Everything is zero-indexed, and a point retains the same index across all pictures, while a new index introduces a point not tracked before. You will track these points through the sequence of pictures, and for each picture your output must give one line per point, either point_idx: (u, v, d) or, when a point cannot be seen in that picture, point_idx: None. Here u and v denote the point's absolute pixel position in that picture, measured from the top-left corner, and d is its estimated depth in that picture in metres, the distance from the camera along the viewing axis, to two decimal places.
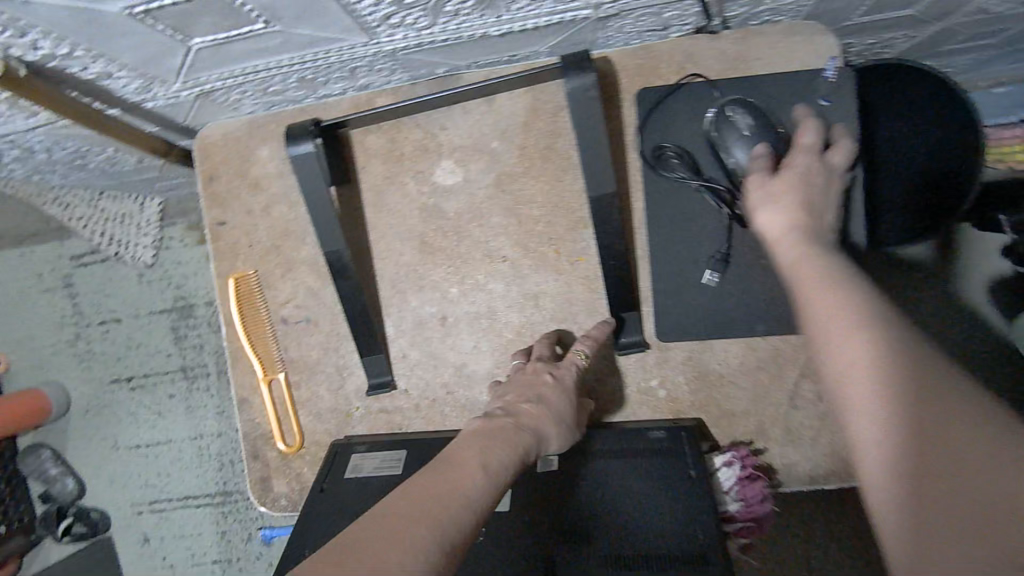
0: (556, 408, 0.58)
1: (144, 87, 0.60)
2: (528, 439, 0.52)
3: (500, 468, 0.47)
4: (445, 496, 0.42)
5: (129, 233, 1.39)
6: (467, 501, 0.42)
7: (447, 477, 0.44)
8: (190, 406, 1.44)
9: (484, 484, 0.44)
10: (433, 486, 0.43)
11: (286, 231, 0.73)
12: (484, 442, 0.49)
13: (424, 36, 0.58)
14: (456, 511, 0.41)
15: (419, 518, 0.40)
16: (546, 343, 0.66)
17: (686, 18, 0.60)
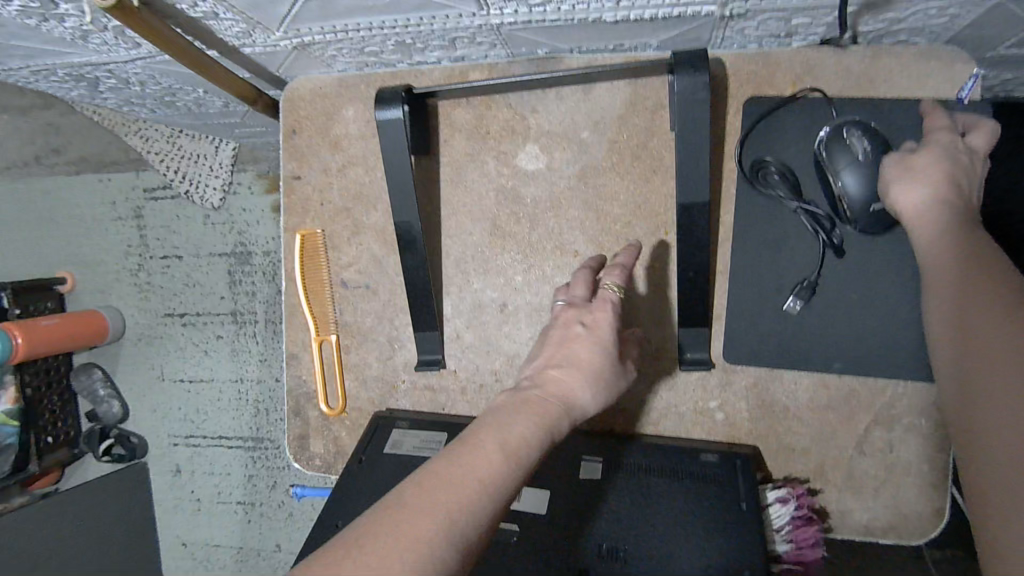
0: (591, 366, 0.50)
1: (246, 32, 0.60)
2: (561, 414, 0.47)
3: (523, 453, 0.42)
4: (458, 488, 0.38)
5: (202, 172, 1.42)
6: (481, 494, 0.38)
7: (465, 461, 0.40)
8: (236, 351, 1.47)
9: (503, 471, 0.40)
10: (449, 472, 0.39)
11: (359, 195, 0.72)
12: (509, 416, 0.44)
13: (534, 13, 0.55)
14: (469, 506, 0.38)
15: (428, 515, 0.36)
16: (584, 273, 0.57)
17: (815, 26, 0.56)
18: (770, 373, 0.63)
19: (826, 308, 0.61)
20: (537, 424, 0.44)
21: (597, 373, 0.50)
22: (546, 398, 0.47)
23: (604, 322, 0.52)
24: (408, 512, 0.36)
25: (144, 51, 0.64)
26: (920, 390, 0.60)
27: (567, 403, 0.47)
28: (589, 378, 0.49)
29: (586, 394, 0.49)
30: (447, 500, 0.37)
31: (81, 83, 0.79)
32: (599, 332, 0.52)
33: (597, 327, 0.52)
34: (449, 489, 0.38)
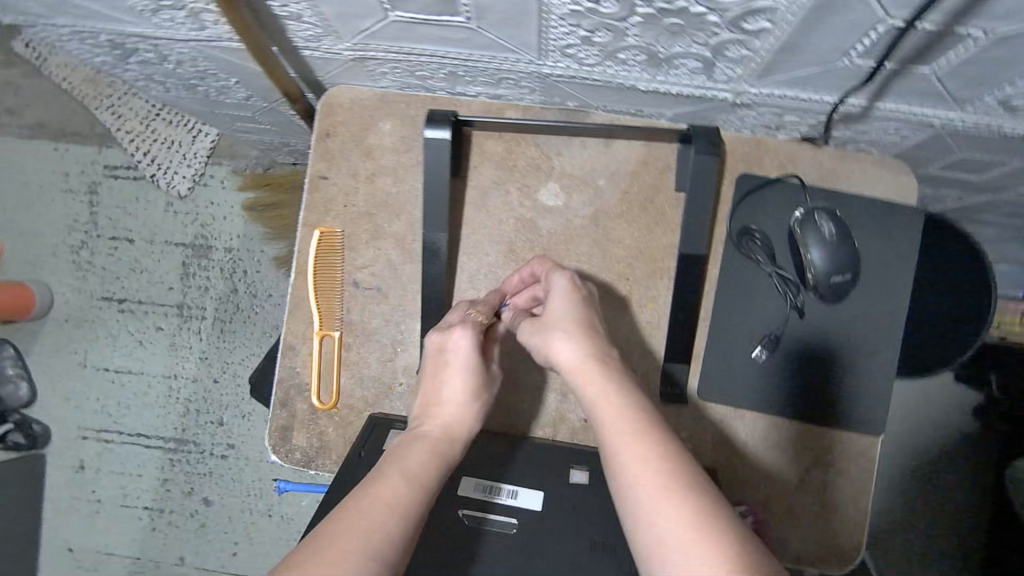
0: (462, 391, 0.64)
1: (315, 37, 0.65)
2: (450, 454, 0.60)
3: (403, 494, 0.53)
4: (363, 529, 0.49)
5: (174, 159, 1.40)
6: (381, 529, 0.49)
7: (368, 491, 0.52)
8: (174, 345, 1.42)
9: (394, 509, 0.51)
10: (355, 521, 0.49)
11: (383, 203, 0.77)
12: (409, 450, 0.58)
13: (583, 71, 0.65)
14: (378, 543, 0.49)
15: (340, 552, 0.47)
16: (458, 307, 0.71)
17: (802, 125, 0.69)
18: (736, 411, 0.72)
19: (785, 359, 0.72)
20: (422, 462, 0.57)
21: (466, 392, 0.64)
22: (428, 442, 0.59)
23: (464, 346, 0.66)
24: (318, 559, 0.46)
25: (206, 34, 0.67)
26: (853, 436, 0.72)
27: (450, 429, 0.62)
28: (459, 407, 0.63)
29: (460, 420, 0.63)
30: (353, 539, 0.48)
31: (111, 52, 0.79)
32: (462, 363, 0.65)
33: (455, 364, 0.65)
34: (356, 532, 0.48)
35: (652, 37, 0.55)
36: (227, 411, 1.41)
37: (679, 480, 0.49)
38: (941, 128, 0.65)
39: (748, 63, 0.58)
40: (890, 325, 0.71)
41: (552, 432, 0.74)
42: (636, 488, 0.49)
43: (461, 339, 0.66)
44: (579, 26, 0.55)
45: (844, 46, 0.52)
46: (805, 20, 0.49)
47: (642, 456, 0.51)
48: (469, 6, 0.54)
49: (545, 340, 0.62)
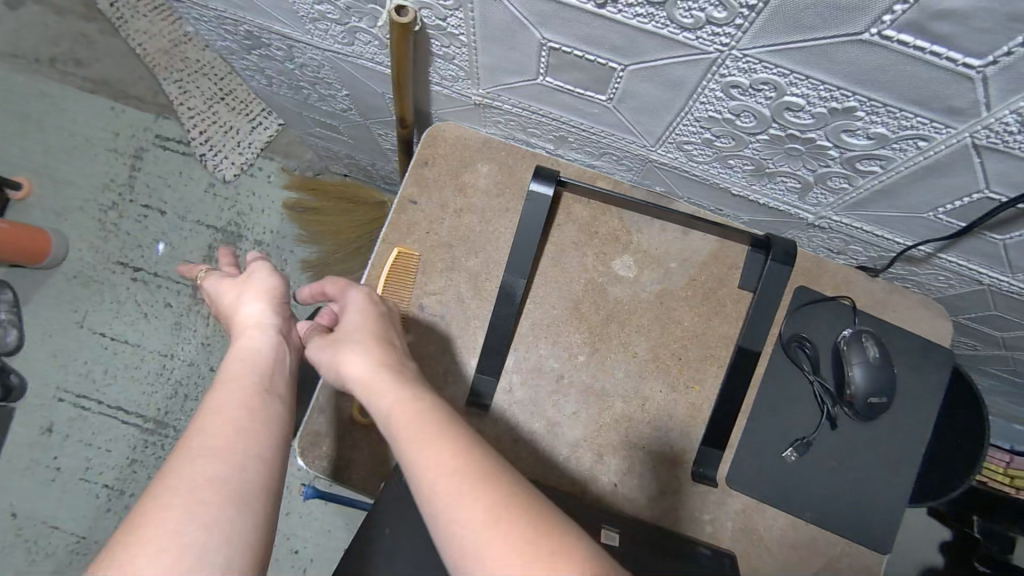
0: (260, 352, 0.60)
1: (453, 77, 0.69)
2: (272, 360, 0.60)
3: (236, 403, 0.53)
4: (207, 448, 0.49)
5: (226, 144, 1.43)
6: (226, 438, 0.50)
7: (196, 434, 0.50)
8: (179, 324, 1.40)
9: (229, 416, 0.52)
10: (199, 439, 0.50)
11: (465, 237, 0.81)
12: (231, 383, 0.56)
13: (687, 165, 0.70)
14: (228, 451, 0.49)
15: (195, 470, 0.47)
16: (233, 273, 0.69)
17: (862, 255, 0.77)
18: (758, 504, 0.76)
19: (812, 465, 0.76)
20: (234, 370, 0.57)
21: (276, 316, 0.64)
22: (235, 350, 0.59)
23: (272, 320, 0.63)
24: (174, 483, 0.47)
25: (351, 50, 0.71)
26: (860, 550, 0.76)
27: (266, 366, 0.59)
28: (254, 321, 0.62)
29: (259, 354, 0.60)
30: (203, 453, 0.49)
31: (237, 40, 0.83)
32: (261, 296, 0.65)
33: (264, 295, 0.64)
34: (201, 449, 0.49)
35: (769, 154, 0.61)
36: None
37: (479, 477, 0.46)
38: (989, 286, 0.72)
39: (842, 194, 0.63)
40: (913, 454, 0.76)
41: (583, 490, 0.75)
42: (438, 476, 0.46)
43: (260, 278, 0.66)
44: (708, 130, 0.61)
45: (936, 202, 0.57)
46: (914, 174, 0.55)
47: (441, 459, 0.47)
48: (617, 90, 0.59)
49: (340, 351, 0.58)
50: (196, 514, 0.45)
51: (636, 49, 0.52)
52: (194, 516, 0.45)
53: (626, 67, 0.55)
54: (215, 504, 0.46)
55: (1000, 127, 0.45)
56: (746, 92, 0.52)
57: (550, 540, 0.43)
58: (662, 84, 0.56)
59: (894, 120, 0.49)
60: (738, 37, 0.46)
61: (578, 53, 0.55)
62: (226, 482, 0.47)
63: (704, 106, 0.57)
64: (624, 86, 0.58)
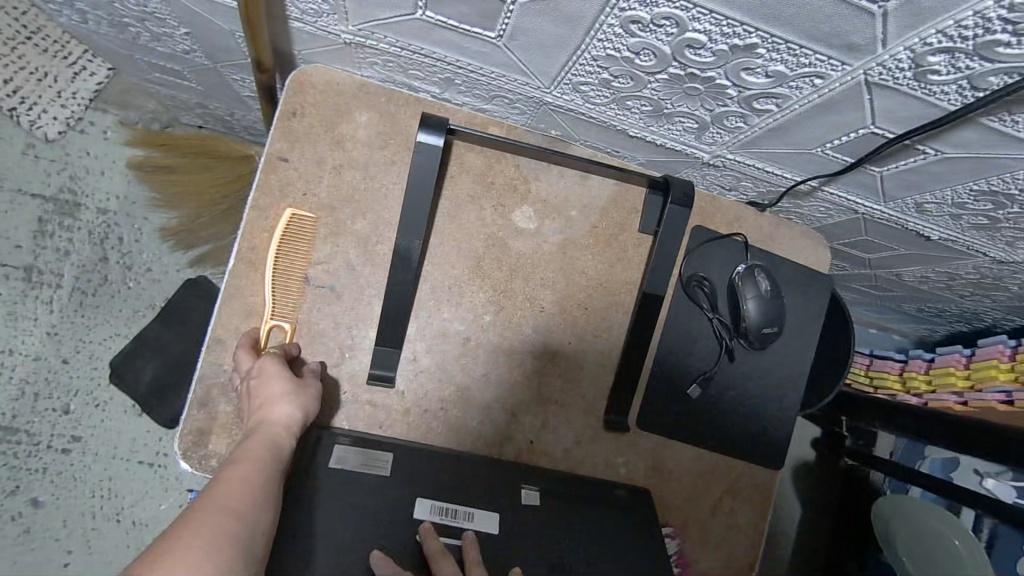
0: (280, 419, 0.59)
1: (317, 12, 0.59)
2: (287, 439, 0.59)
3: (258, 476, 0.52)
4: (233, 502, 0.48)
5: (42, 95, 1.13)
6: (249, 502, 0.49)
7: (223, 490, 0.49)
8: (13, 314, 1.18)
9: (250, 482, 0.51)
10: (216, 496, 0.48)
11: (348, 198, 0.72)
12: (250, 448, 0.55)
13: (584, 107, 0.66)
14: (248, 514, 0.48)
15: (219, 520, 0.46)
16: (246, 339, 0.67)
17: (753, 191, 0.78)
18: (666, 441, 0.79)
19: (713, 398, 0.79)
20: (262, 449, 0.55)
21: (298, 410, 0.61)
22: (261, 427, 0.58)
23: (269, 371, 0.62)
24: (196, 525, 0.44)
25: None
26: (757, 468, 0.81)
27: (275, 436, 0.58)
28: (277, 418, 0.59)
29: (280, 432, 0.59)
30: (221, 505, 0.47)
31: None
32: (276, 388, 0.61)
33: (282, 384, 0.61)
34: (222, 502, 0.48)
35: (667, 93, 0.58)
36: (77, 397, 1.22)
37: None
38: (863, 215, 0.76)
39: (737, 132, 0.62)
40: (800, 376, 0.81)
41: (500, 451, 0.74)
42: None
43: (267, 363, 0.63)
44: (606, 69, 0.57)
45: (825, 139, 0.58)
46: (807, 112, 0.55)
47: None
48: (507, 26, 0.53)
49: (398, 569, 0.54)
50: (218, 554, 0.43)
51: None
52: (217, 559, 0.43)
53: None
54: (231, 554, 0.44)
55: (893, 64, 0.44)
56: (646, 27, 0.48)
57: None
58: (556, 18, 0.50)
59: (792, 58, 0.47)
60: None
61: None
62: (239, 535, 0.46)
63: (601, 44, 0.52)
64: (515, 22, 0.52)
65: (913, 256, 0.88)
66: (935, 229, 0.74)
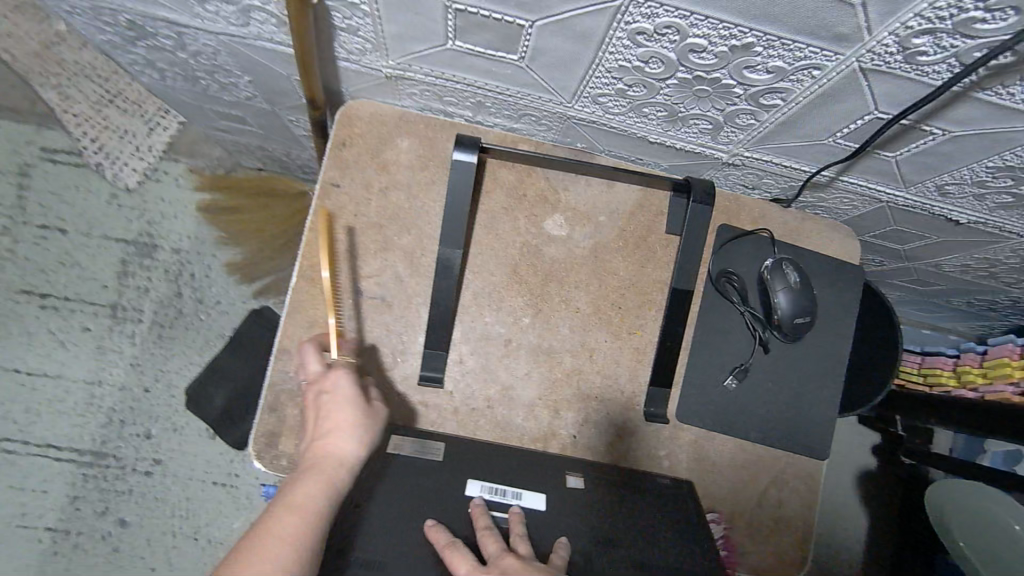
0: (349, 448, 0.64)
1: (361, 51, 0.67)
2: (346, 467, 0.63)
3: (319, 498, 0.58)
4: (275, 544, 0.54)
5: (123, 150, 1.31)
6: (290, 541, 0.54)
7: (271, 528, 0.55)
8: (102, 348, 1.32)
9: (307, 499, 0.58)
10: (278, 513, 0.57)
11: (395, 216, 0.79)
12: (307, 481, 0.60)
13: (604, 118, 0.72)
14: (292, 554, 0.53)
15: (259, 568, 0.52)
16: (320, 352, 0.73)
17: (775, 187, 0.81)
18: (707, 434, 0.81)
19: (751, 389, 0.81)
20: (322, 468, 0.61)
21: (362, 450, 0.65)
22: (320, 457, 0.63)
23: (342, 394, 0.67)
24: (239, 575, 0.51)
25: (246, 30, 0.67)
26: (802, 460, 0.82)
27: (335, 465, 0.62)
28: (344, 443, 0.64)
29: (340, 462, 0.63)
30: (279, 521, 0.56)
31: (119, 31, 0.77)
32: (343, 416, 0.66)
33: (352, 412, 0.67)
34: (281, 517, 0.56)
35: (679, 97, 0.63)
36: (157, 423, 1.33)
37: None
38: (888, 203, 0.78)
39: (750, 129, 0.66)
40: (837, 364, 0.82)
41: (544, 446, 0.77)
42: None
43: (340, 380, 0.68)
44: (620, 80, 0.62)
45: (834, 128, 0.61)
46: (811, 103, 0.58)
47: None
48: (527, 48, 0.60)
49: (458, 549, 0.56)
50: None
51: (542, 4, 0.52)
52: None
53: (534, 23, 0.55)
54: None
55: (881, 49, 0.48)
56: (651, 38, 0.54)
57: None
58: (570, 37, 0.57)
59: (787, 52, 0.52)
60: None
61: (481, 11, 0.55)
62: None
63: (613, 56, 0.58)
64: (534, 43, 0.59)
65: (948, 243, 0.88)
66: (962, 212, 0.75)
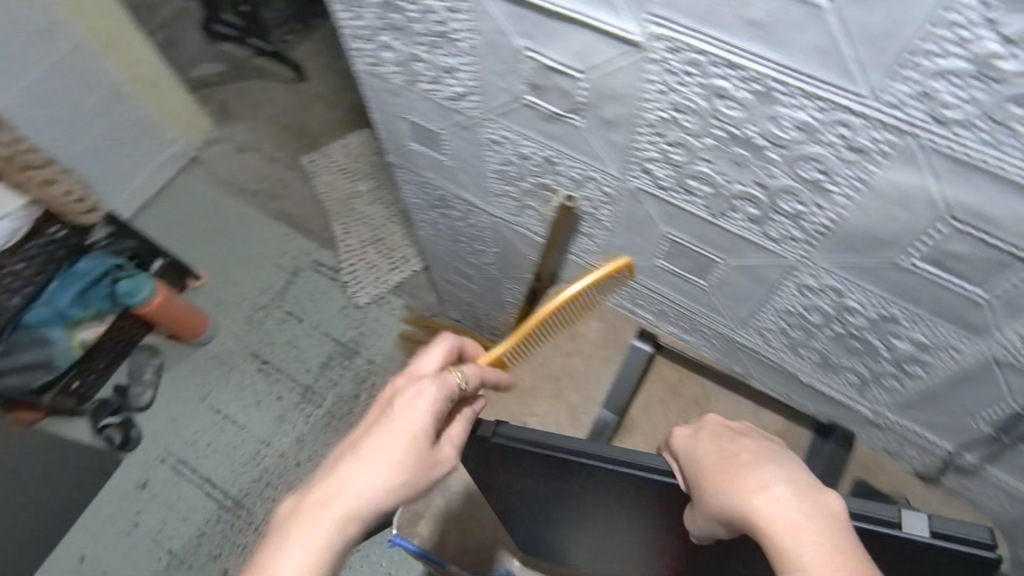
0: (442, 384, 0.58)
1: (588, 251, 0.92)
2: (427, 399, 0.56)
3: (392, 446, 0.53)
4: (337, 494, 0.51)
5: (368, 277, 1.71)
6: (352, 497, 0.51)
7: (339, 479, 0.52)
8: (283, 417, 1.58)
9: (337, 497, 0.51)
10: (324, 484, 0.51)
11: (568, 377, 0.97)
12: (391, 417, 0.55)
13: (763, 349, 0.87)
14: (344, 512, 0.51)
15: (317, 522, 0.50)
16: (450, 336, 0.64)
17: (917, 459, 0.86)
18: None
19: None
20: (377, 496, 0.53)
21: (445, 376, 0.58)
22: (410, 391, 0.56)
23: (445, 343, 0.63)
24: (297, 521, 0.50)
25: (513, 215, 0.96)
26: None
27: (419, 404, 0.55)
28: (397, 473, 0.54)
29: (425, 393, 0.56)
30: (325, 496, 0.51)
31: (427, 200, 1.12)
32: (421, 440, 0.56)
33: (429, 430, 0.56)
34: (326, 489, 0.51)
35: (833, 348, 0.77)
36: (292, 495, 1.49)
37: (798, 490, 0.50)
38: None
39: (895, 392, 0.77)
40: None
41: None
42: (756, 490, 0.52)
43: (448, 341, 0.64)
44: (785, 320, 0.78)
45: (974, 410, 0.70)
46: (951, 381, 0.69)
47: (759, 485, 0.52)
48: (715, 278, 0.79)
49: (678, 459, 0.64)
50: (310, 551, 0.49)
51: (736, 250, 0.73)
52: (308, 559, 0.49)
53: (726, 262, 0.75)
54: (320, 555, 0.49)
55: (1012, 348, 0.59)
56: (816, 292, 0.70)
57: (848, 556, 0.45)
58: (752, 278, 0.75)
59: (930, 331, 0.65)
60: (811, 250, 0.65)
61: (689, 245, 0.77)
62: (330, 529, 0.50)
63: (783, 300, 0.75)
64: (722, 275, 0.78)
65: None
66: None
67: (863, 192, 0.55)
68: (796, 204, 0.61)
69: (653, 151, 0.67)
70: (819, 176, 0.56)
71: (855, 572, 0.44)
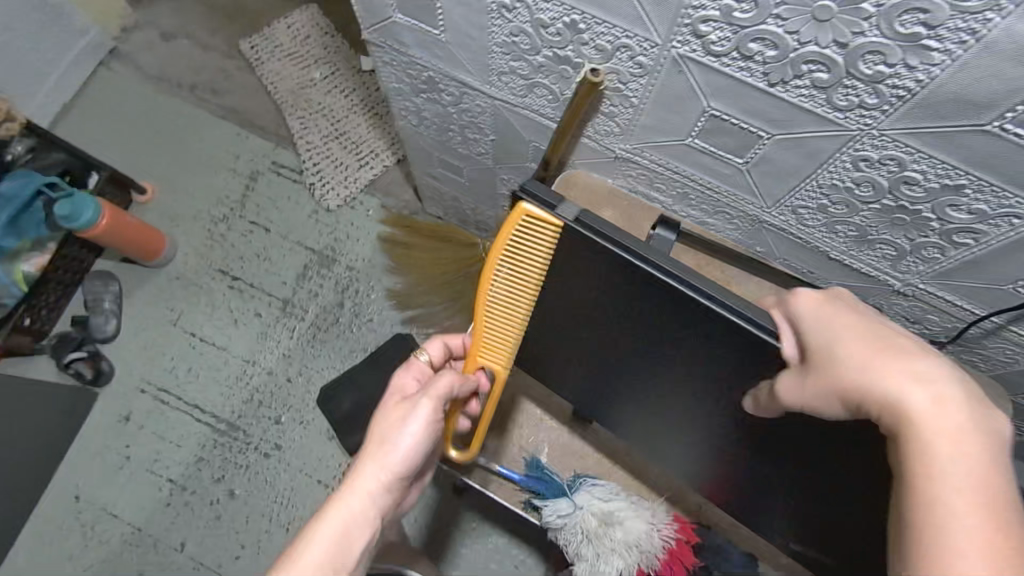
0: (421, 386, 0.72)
1: (607, 133, 0.84)
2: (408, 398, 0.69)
3: (382, 450, 0.63)
4: (346, 501, 0.60)
5: (335, 177, 1.57)
6: (356, 501, 0.61)
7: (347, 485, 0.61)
8: (265, 333, 1.50)
9: (348, 506, 0.60)
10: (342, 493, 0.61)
11: None
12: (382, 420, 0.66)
13: (795, 227, 0.83)
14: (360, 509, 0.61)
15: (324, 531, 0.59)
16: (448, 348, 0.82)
17: (938, 325, 0.87)
18: None
19: None
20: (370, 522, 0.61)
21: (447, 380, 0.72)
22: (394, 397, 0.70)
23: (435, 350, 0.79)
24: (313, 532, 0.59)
25: (518, 97, 0.86)
26: None
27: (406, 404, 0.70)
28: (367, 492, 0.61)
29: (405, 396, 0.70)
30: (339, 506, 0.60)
31: (410, 88, 0.99)
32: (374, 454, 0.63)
33: (374, 448, 0.63)
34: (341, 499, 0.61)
35: (876, 222, 0.74)
36: (287, 411, 1.44)
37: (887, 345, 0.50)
38: None
39: (934, 262, 0.76)
40: None
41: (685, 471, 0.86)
42: (881, 372, 0.48)
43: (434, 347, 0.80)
44: (828, 197, 0.74)
45: (1017, 276, 0.70)
46: (1001, 248, 0.67)
47: (888, 359, 0.48)
48: (756, 156, 0.73)
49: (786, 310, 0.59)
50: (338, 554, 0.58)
51: (788, 123, 0.66)
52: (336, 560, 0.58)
53: (772, 135, 0.69)
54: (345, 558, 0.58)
55: None
56: (873, 164, 0.65)
57: (988, 448, 0.45)
58: (801, 152, 0.69)
59: (996, 199, 0.62)
60: (880, 118, 0.59)
61: (732, 119, 0.69)
62: (349, 533, 0.60)
63: (831, 175, 0.70)
64: (765, 152, 0.72)
65: None
66: None
67: (970, 44, 0.49)
68: (876, 66, 0.54)
69: (710, 9, 0.57)
70: (919, 27, 0.49)
71: (980, 455, 0.44)
